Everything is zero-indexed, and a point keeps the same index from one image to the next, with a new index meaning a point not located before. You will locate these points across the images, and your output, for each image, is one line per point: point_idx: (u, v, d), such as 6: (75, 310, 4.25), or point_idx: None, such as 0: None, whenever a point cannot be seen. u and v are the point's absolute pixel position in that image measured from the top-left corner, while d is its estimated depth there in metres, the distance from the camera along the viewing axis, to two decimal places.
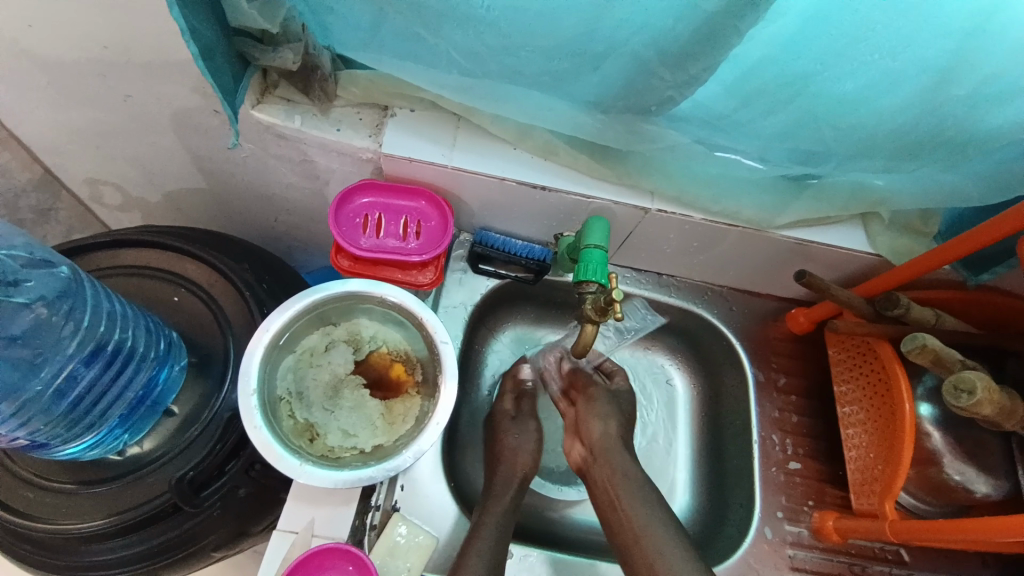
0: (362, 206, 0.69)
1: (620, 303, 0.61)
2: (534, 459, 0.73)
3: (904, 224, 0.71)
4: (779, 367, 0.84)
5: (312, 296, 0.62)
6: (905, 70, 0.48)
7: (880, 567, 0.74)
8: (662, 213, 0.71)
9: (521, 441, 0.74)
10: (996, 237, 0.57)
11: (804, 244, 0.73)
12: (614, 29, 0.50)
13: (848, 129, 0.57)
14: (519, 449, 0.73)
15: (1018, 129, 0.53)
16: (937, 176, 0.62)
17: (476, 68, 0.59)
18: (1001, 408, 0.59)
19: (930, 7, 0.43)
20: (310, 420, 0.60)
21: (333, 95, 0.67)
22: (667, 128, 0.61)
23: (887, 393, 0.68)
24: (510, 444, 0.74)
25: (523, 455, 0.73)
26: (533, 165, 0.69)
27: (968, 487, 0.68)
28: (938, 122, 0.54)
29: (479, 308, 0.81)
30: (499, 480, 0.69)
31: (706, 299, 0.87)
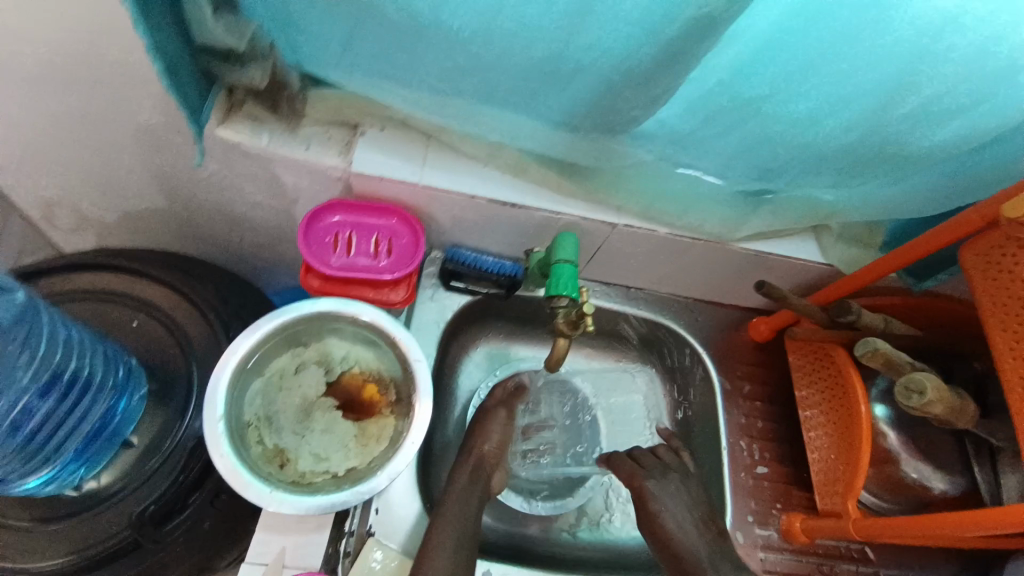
0: (332, 224, 0.68)
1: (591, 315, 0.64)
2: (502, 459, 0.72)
3: (854, 236, 0.76)
4: (744, 374, 0.87)
5: (281, 317, 0.60)
6: (852, 92, 0.52)
7: (846, 564, 0.77)
8: (630, 228, 0.73)
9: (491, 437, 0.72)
10: (934, 246, 0.62)
11: (763, 256, 0.76)
12: (582, 52, 0.52)
13: (801, 147, 0.60)
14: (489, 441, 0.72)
15: (953, 147, 0.58)
16: (883, 191, 0.66)
17: (447, 87, 0.60)
18: (951, 407, 0.63)
19: (874, 35, 0.46)
20: (280, 445, 0.58)
21: (302, 113, 0.67)
22: (633, 146, 0.63)
23: (845, 396, 0.71)
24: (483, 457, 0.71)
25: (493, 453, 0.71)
26: (503, 181, 0.70)
27: (924, 483, 0.73)
28: (883, 141, 0.58)
29: (452, 324, 0.81)
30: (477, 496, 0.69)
31: (673, 311, 0.89)
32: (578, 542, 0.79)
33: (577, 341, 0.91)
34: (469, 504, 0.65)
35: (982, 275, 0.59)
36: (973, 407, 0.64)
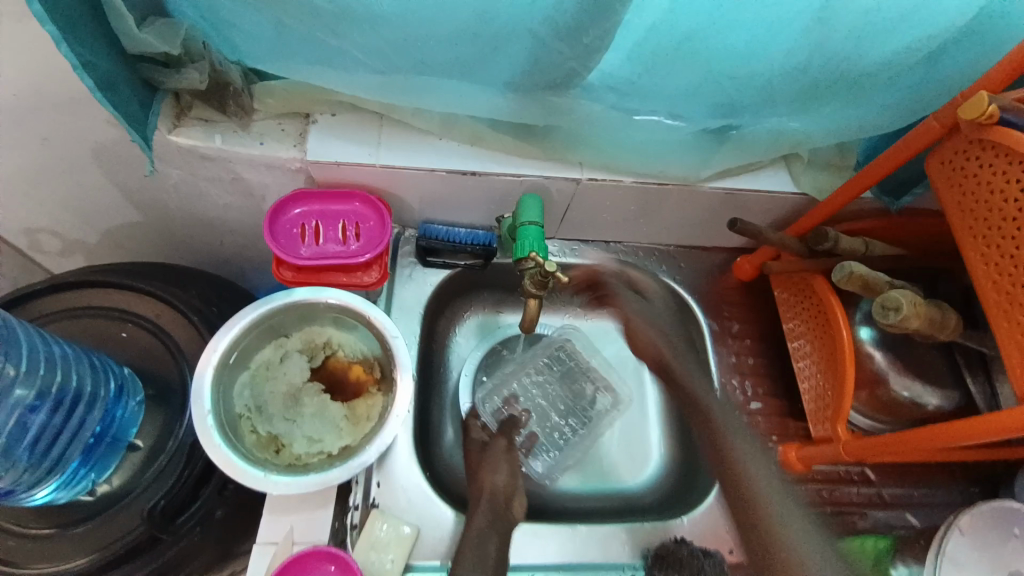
0: (297, 216, 0.69)
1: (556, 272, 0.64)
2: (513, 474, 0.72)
3: (825, 161, 0.75)
4: (732, 315, 0.87)
5: (258, 311, 0.62)
6: (786, 15, 0.51)
7: (847, 488, 0.77)
8: (594, 183, 0.73)
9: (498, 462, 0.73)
10: (903, 159, 0.60)
11: (733, 193, 0.76)
12: (508, 12, 0.51)
13: (747, 78, 0.59)
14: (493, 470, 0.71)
15: (904, 57, 0.57)
16: (845, 112, 0.65)
17: (382, 66, 0.59)
18: (931, 321, 0.61)
19: None
20: (273, 432, 0.60)
21: (250, 109, 0.68)
22: (581, 99, 0.63)
23: (824, 323, 0.72)
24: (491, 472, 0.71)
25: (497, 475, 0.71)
26: (460, 151, 0.71)
27: (917, 401, 0.70)
28: (832, 59, 0.57)
29: (435, 300, 0.82)
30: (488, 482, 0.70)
31: (655, 259, 0.89)
32: (584, 494, 0.81)
33: (565, 301, 0.92)
34: (489, 505, 0.67)
35: (948, 185, 0.58)
36: (955, 318, 0.62)
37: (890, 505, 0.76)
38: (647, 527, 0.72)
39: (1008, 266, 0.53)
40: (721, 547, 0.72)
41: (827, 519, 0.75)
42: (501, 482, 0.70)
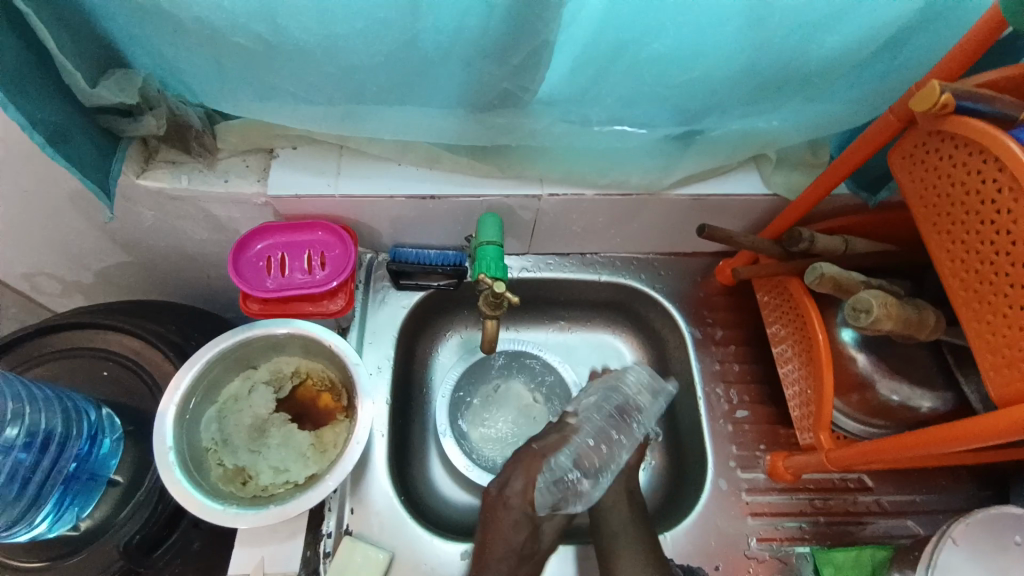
0: (262, 249, 0.70)
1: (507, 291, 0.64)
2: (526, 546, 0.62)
3: (796, 160, 0.72)
4: (716, 321, 0.84)
5: (221, 345, 0.64)
6: (713, 18, 0.50)
7: (842, 497, 0.73)
8: (556, 197, 0.72)
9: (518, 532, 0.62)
10: (865, 154, 0.57)
11: (702, 199, 0.74)
12: (436, 36, 0.52)
13: (691, 84, 0.58)
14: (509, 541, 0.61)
15: (854, 51, 0.55)
16: (806, 109, 0.63)
17: (327, 99, 0.61)
18: (907, 321, 0.58)
19: None
20: (239, 465, 0.62)
21: (214, 148, 0.70)
22: (529, 115, 0.63)
23: (802, 327, 0.69)
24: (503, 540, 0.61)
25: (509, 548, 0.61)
26: (418, 175, 0.71)
27: (909, 404, 0.66)
28: (779, 58, 0.55)
29: (410, 322, 0.82)
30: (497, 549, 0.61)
31: (634, 267, 0.86)
32: None
33: (551, 315, 0.89)
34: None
35: (912, 180, 0.54)
36: (933, 315, 0.59)
37: (890, 514, 0.72)
38: None
39: (975, 262, 0.49)
40: (706, 565, 0.69)
41: (820, 529, 0.71)
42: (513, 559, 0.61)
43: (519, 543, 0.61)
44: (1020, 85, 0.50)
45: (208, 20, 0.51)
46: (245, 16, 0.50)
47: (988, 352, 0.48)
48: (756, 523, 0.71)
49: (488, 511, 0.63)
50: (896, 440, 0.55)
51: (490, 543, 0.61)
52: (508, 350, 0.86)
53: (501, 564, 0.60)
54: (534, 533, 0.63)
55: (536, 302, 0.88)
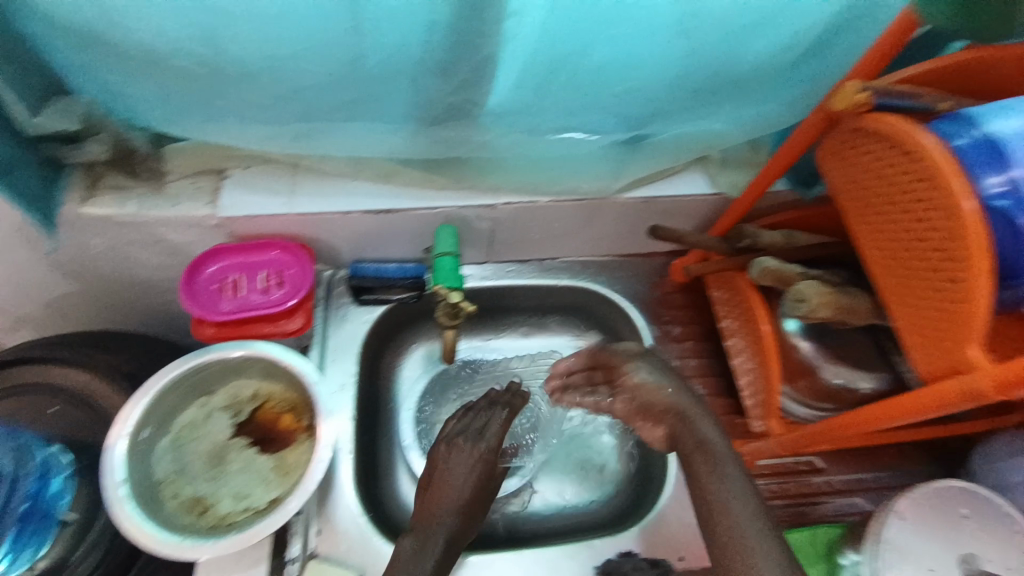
0: (215, 272, 0.70)
1: (465, 304, 0.70)
2: (474, 488, 0.66)
3: (736, 160, 0.76)
4: (673, 318, 0.87)
5: (172, 373, 0.63)
6: (643, 33, 0.53)
7: (796, 479, 0.76)
8: (511, 206, 0.74)
9: (464, 475, 0.67)
10: (795, 154, 0.61)
11: (651, 201, 0.76)
12: (378, 55, 0.53)
13: (628, 93, 0.60)
14: (455, 483, 0.66)
15: (776, 59, 0.58)
16: (740, 113, 0.66)
17: (274, 118, 0.61)
18: (842, 308, 0.61)
19: None
20: (197, 494, 0.61)
21: (162, 172, 0.69)
22: (478, 129, 0.64)
23: (750, 319, 0.72)
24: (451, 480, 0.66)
25: (457, 489, 0.66)
26: (373, 191, 0.72)
27: (851, 386, 0.70)
28: (708, 66, 0.58)
29: (373, 336, 0.82)
30: (446, 486, 0.66)
31: (593, 270, 0.89)
32: (541, 513, 0.79)
33: (513, 321, 0.91)
34: (435, 514, 0.63)
35: (841, 172, 0.55)
36: (867, 302, 0.62)
37: (841, 492, 0.76)
38: (594, 545, 0.71)
39: (895, 250, 0.50)
40: (671, 554, 0.71)
41: (777, 512, 0.74)
42: (466, 496, 0.65)
43: (468, 491, 0.66)
44: (935, 79, 0.52)
45: (149, 45, 0.51)
46: (184, 39, 0.50)
47: (920, 335, 0.48)
48: None
49: (444, 453, 0.68)
50: (838, 420, 0.58)
51: (440, 492, 0.65)
52: (473, 357, 0.88)
53: (452, 517, 0.64)
54: (484, 484, 0.68)
55: (499, 310, 0.89)
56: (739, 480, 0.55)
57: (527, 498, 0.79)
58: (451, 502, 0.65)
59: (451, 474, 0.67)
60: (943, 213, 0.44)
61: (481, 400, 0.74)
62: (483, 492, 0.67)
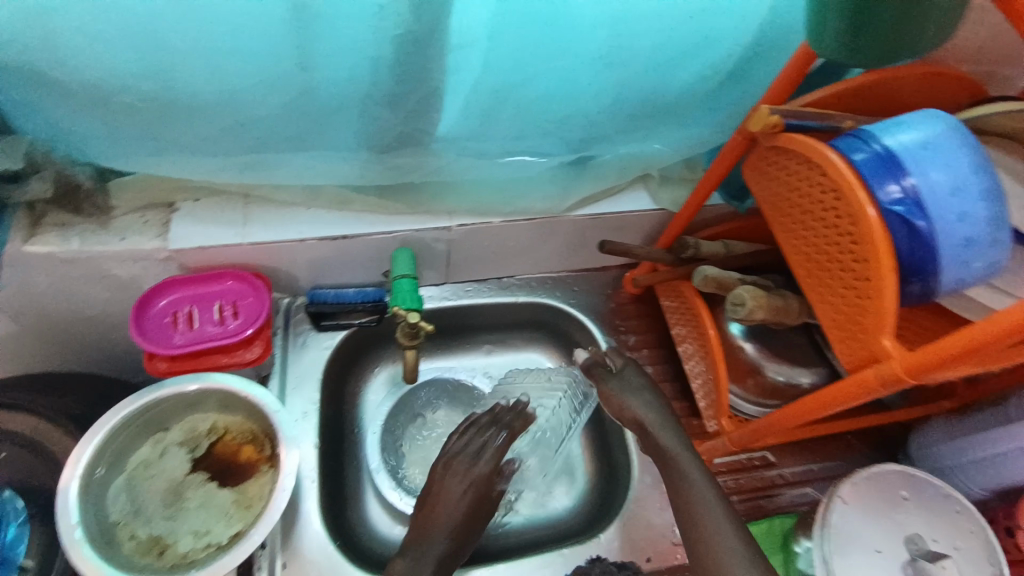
0: (166, 306, 0.69)
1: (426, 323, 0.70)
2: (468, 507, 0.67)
3: (676, 177, 0.81)
4: (628, 328, 0.91)
5: (125, 410, 0.61)
6: (578, 63, 0.57)
7: (750, 475, 0.80)
8: (466, 228, 0.76)
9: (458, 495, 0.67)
10: (725, 169, 0.66)
11: (600, 218, 0.80)
12: (327, 89, 0.55)
13: (570, 119, 0.64)
14: (449, 503, 0.67)
15: (701, 85, 0.64)
16: (674, 134, 0.71)
17: (226, 150, 0.62)
18: (775, 309, 0.66)
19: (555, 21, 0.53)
20: (154, 534, 0.60)
21: (109, 207, 0.68)
22: (429, 155, 0.67)
23: (697, 324, 0.77)
24: (445, 500, 0.67)
25: (451, 509, 0.66)
26: (329, 218, 0.73)
27: (793, 382, 0.75)
28: (639, 93, 0.63)
29: (334, 362, 0.81)
30: (441, 507, 0.66)
31: (550, 286, 0.92)
32: (510, 528, 0.79)
33: (475, 340, 0.92)
34: (429, 534, 0.65)
35: (763, 186, 0.61)
36: (797, 302, 0.68)
37: (792, 484, 0.80)
38: (565, 554, 0.72)
39: (813, 253, 0.55)
40: (638, 557, 0.73)
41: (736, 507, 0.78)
42: (461, 516, 0.66)
43: (463, 509, 0.67)
44: (836, 101, 0.59)
45: (96, 84, 0.51)
46: (131, 76, 0.51)
47: (839, 330, 0.53)
48: None
49: (442, 473, 0.69)
50: (778, 414, 0.62)
51: (434, 510, 0.66)
52: (442, 379, 0.88)
53: (443, 536, 0.65)
54: (481, 504, 0.68)
55: (461, 329, 0.91)
56: (706, 486, 0.59)
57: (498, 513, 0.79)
58: (443, 524, 0.65)
59: (446, 494, 0.67)
60: (851, 218, 0.49)
61: (484, 417, 0.74)
62: (478, 510, 0.68)
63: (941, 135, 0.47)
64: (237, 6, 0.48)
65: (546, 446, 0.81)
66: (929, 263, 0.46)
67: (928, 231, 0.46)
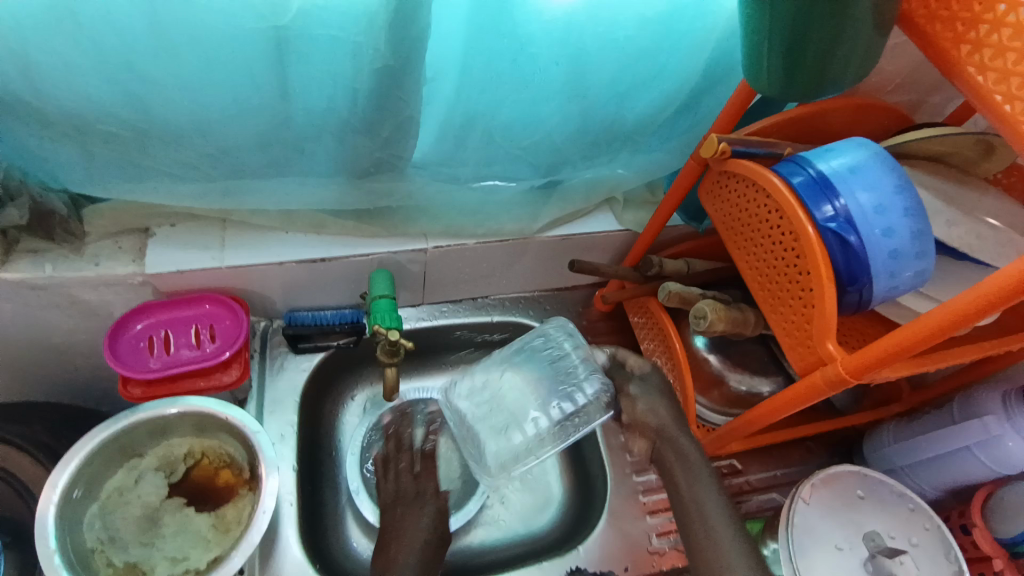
0: (141, 330, 0.69)
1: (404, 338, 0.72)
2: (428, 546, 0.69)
3: (639, 200, 0.86)
4: (600, 344, 0.94)
5: (100, 436, 0.61)
6: (545, 94, 0.62)
7: (720, 482, 0.84)
8: (441, 249, 0.79)
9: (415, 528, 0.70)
10: (682, 192, 0.71)
11: (570, 238, 0.84)
12: (307, 118, 0.58)
13: (538, 145, 0.69)
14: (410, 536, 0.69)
15: (657, 116, 0.69)
16: (636, 160, 0.77)
17: (205, 174, 0.63)
18: (734, 320, 0.71)
19: (523, 59, 0.58)
20: (131, 561, 0.59)
21: (82, 234, 0.68)
22: (405, 181, 0.70)
23: (664, 338, 0.81)
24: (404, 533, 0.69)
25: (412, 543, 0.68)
26: (306, 241, 0.75)
27: (754, 390, 0.80)
28: (602, 121, 0.68)
29: (311, 384, 0.82)
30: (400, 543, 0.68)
31: (523, 305, 0.95)
32: (491, 545, 0.80)
33: (451, 359, 0.94)
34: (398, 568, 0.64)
35: (714, 205, 0.66)
36: (753, 314, 0.73)
37: (759, 490, 0.84)
38: (545, 568, 0.74)
39: (760, 267, 0.60)
40: (618, 567, 0.75)
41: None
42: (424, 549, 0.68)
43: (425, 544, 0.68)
44: (780, 129, 0.65)
45: (82, 112, 0.53)
46: (116, 105, 0.53)
47: (787, 336, 0.57)
48: (654, 520, 0.79)
49: (401, 514, 0.72)
50: (740, 419, 0.66)
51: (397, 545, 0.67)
52: (417, 397, 0.89)
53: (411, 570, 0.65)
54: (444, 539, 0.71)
55: (437, 349, 0.93)
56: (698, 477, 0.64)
57: (475, 531, 0.81)
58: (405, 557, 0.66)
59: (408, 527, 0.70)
60: (794, 235, 0.54)
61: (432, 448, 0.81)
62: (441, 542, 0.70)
63: (866, 160, 0.53)
64: (216, 44, 0.49)
65: (514, 417, 0.77)
66: (861, 273, 0.51)
67: (859, 245, 0.51)
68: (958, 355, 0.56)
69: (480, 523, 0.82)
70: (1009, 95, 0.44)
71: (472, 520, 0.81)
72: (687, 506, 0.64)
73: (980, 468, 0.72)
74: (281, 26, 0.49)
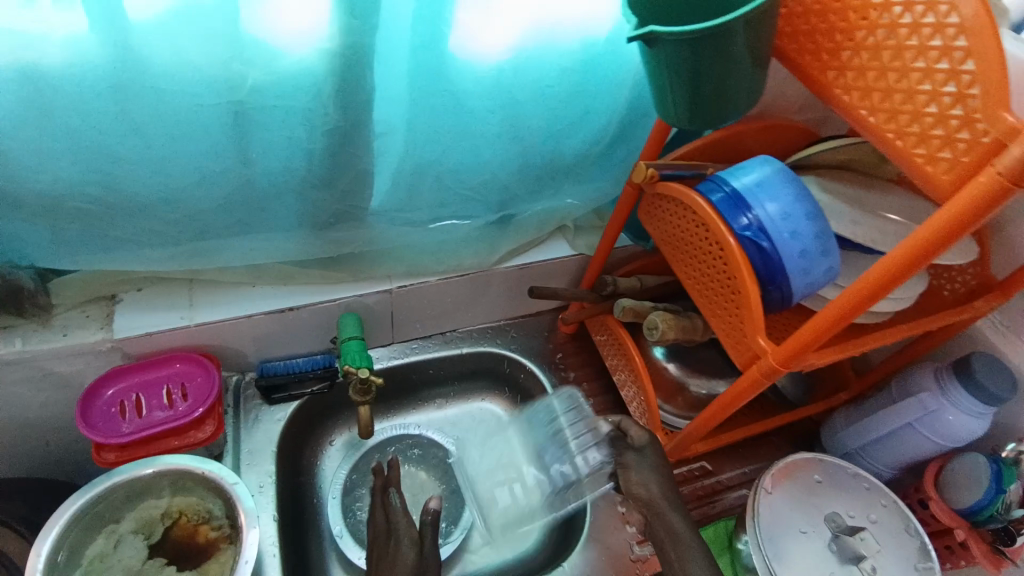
0: (114, 395, 0.70)
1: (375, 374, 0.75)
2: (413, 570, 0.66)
3: (588, 226, 0.92)
4: (568, 365, 0.98)
5: (77, 502, 0.61)
6: (487, 138, 0.68)
7: (693, 485, 0.87)
8: (405, 289, 0.83)
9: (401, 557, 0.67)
10: (623, 215, 0.77)
11: (528, 266, 0.89)
12: (268, 180, 0.63)
13: (486, 183, 0.74)
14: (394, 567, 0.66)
15: (592, 149, 0.76)
16: (579, 190, 0.83)
17: (171, 238, 0.66)
18: (684, 328, 0.76)
19: (462, 109, 0.63)
20: None
21: (50, 306, 0.69)
22: (363, 228, 0.75)
23: (624, 352, 0.85)
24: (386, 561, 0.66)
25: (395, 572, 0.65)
26: (274, 293, 0.78)
27: (713, 392, 0.85)
28: (543, 157, 0.74)
29: (288, 433, 0.83)
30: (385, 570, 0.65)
31: (491, 335, 0.99)
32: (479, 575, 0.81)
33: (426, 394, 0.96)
34: None
35: (652, 225, 0.72)
36: (701, 321, 0.79)
37: (729, 488, 0.88)
38: None
39: (697, 277, 0.66)
40: None
41: None
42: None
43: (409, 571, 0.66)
44: (700, 152, 0.72)
45: (50, 191, 0.56)
46: (82, 182, 0.56)
47: (726, 336, 0.63)
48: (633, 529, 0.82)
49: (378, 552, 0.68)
50: (698, 420, 0.70)
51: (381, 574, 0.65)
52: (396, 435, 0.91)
53: None
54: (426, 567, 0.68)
55: (412, 386, 0.95)
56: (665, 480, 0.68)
57: (463, 562, 0.82)
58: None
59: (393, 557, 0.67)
60: (718, 245, 0.60)
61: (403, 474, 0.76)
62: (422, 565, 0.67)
63: (770, 175, 0.60)
64: (177, 120, 0.53)
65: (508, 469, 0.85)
66: (778, 273, 0.58)
67: (772, 249, 0.57)
68: (878, 338, 0.62)
69: (465, 555, 0.82)
70: (872, 109, 0.52)
71: (461, 548, 0.82)
72: (656, 508, 0.68)
73: (925, 442, 0.78)
74: (236, 101, 0.54)
